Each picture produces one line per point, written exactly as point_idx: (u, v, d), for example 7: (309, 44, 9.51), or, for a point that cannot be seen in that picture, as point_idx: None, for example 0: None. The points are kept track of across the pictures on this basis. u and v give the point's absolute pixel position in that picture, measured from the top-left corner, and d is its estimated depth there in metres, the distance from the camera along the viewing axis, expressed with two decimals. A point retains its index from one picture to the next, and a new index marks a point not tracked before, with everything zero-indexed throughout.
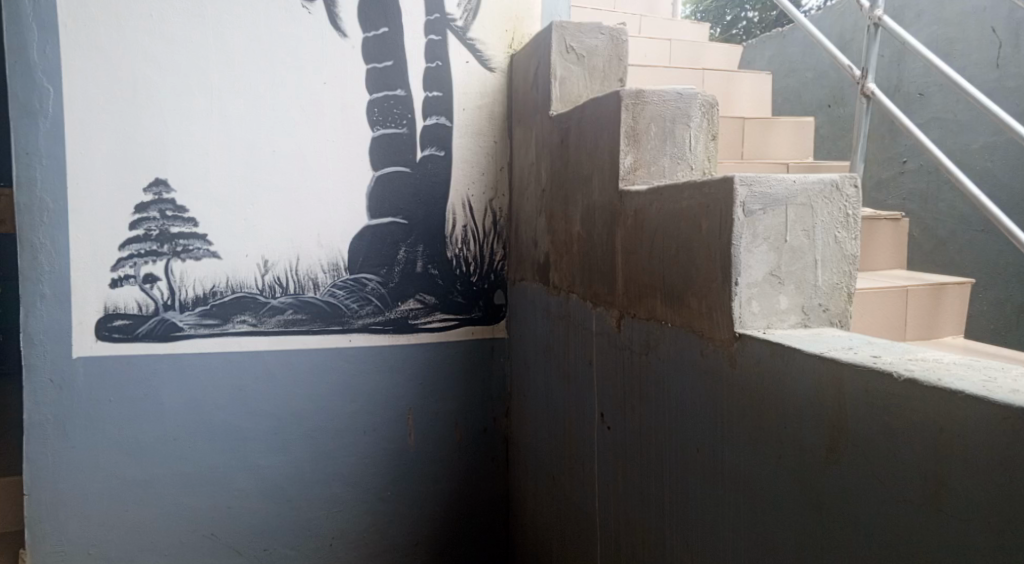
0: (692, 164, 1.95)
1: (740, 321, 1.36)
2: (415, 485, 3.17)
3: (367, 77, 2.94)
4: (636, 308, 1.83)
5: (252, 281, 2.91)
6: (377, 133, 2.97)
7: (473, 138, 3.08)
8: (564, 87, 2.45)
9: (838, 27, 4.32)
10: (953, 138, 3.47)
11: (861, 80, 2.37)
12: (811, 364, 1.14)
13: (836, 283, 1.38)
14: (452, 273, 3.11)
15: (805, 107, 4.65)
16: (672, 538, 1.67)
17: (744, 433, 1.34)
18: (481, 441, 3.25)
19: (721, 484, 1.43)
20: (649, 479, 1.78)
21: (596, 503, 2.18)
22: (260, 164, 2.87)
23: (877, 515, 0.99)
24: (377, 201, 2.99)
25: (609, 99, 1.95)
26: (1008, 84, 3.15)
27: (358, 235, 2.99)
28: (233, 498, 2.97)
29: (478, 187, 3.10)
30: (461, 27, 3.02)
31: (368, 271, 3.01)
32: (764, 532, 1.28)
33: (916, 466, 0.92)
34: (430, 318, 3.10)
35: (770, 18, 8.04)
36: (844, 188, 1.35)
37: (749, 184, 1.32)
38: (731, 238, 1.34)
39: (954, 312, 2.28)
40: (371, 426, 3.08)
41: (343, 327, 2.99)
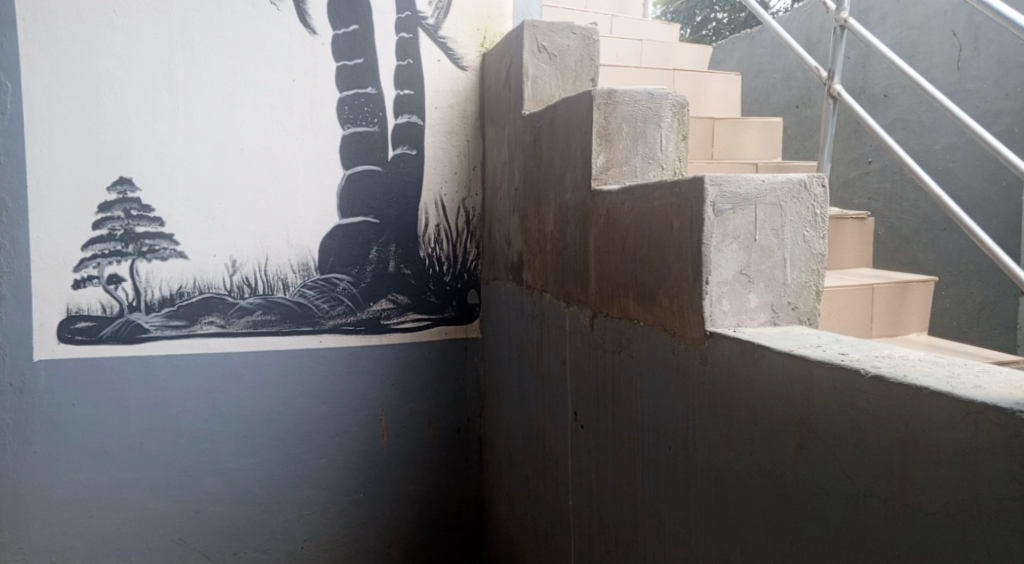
0: (663, 164, 1.96)
1: (711, 319, 1.36)
2: (388, 486, 3.14)
3: (337, 75, 2.91)
4: (609, 307, 1.84)
5: (220, 282, 2.85)
6: (348, 131, 2.93)
7: (446, 137, 3.06)
8: (536, 87, 2.45)
9: (805, 29, 4.40)
10: (916, 140, 3.56)
11: (828, 81, 2.41)
12: (780, 362, 1.15)
13: (804, 282, 1.40)
14: (425, 272, 3.08)
15: (773, 108, 4.72)
16: (644, 537, 1.68)
17: (715, 431, 1.35)
18: (455, 442, 3.23)
19: (693, 482, 1.44)
20: (622, 478, 1.79)
21: (569, 502, 2.18)
22: (228, 162, 2.81)
23: (845, 511, 1.00)
24: (348, 200, 2.95)
25: (581, 99, 1.95)
26: (968, 87, 3.24)
27: (329, 235, 2.94)
28: (201, 502, 2.91)
29: (450, 186, 3.08)
30: (433, 26, 3.00)
31: (339, 271, 2.97)
32: (736, 528, 1.29)
33: (883, 462, 0.93)
34: (403, 318, 3.07)
35: (739, 20, 8.17)
36: (812, 188, 1.37)
37: (719, 183, 1.33)
38: (701, 238, 1.35)
39: (918, 308, 2.33)
40: (343, 427, 3.04)
41: (313, 328, 2.95)
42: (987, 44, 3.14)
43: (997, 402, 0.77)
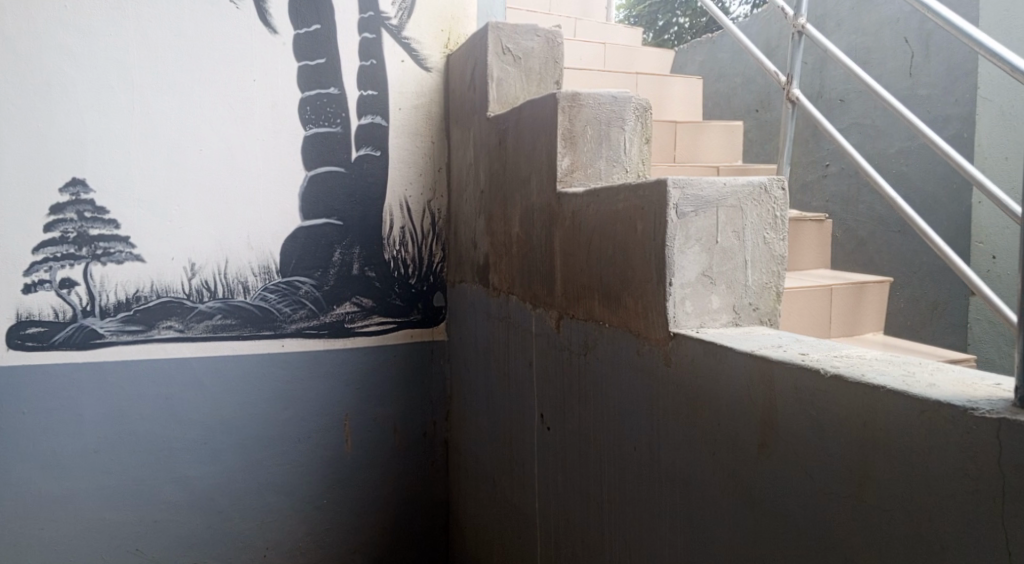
0: (627, 167, 1.97)
1: (674, 320, 1.38)
2: (353, 491, 3.09)
3: (299, 74, 2.85)
4: (575, 308, 1.84)
5: (178, 285, 2.76)
6: (311, 132, 2.88)
7: (410, 138, 3.02)
8: (501, 89, 2.44)
9: (765, 36, 4.49)
10: (871, 144, 3.66)
11: (787, 86, 2.45)
12: (742, 362, 1.17)
13: (765, 283, 1.42)
14: (390, 275, 3.04)
15: (734, 112, 4.81)
16: (610, 538, 1.68)
17: (679, 430, 1.36)
18: (420, 446, 3.19)
19: (658, 482, 1.45)
20: (588, 479, 1.79)
21: (536, 504, 2.17)
22: (187, 163, 2.73)
23: (805, 508, 1.01)
24: (311, 202, 2.90)
25: (545, 101, 1.95)
26: (920, 93, 3.34)
27: (291, 237, 2.88)
28: (159, 511, 2.82)
29: (415, 187, 3.05)
30: (396, 26, 2.97)
31: (301, 274, 2.91)
32: (699, 527, 1.30)
33: (842, 460, 0.94)
34: (368, 321, 3.02)
35: (700, 25, 8.30)
36: (772, 191, 1.39)
37: (682, 186, 1.34)
38: (665, 240, 1.35)
39: (874, 308, 2.39)
40: (306, 432, 2.98)
41: (275, 332, 2.89)
42: (937, 52, 3.24)
43: (951, 400, 0.79)
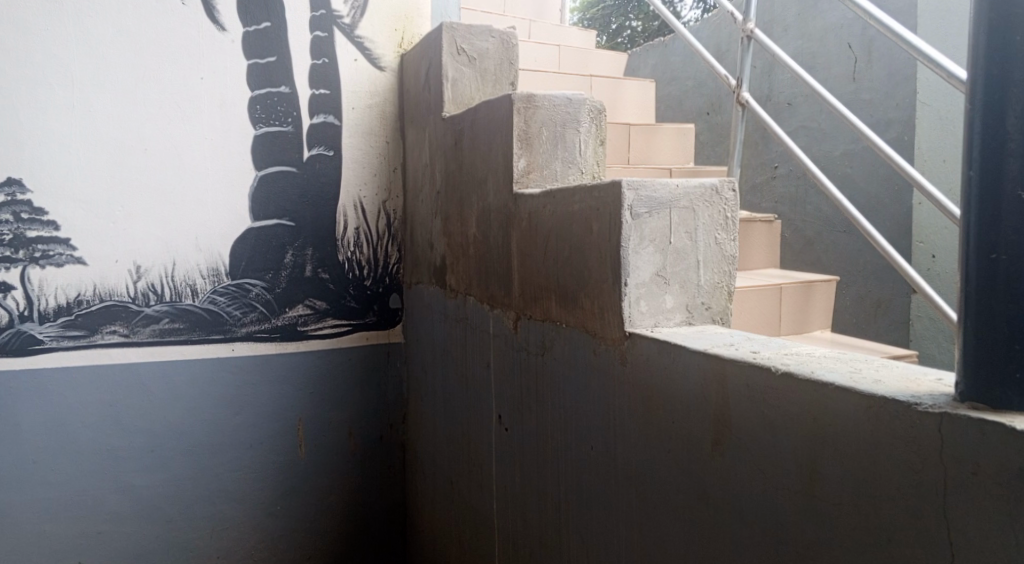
0: (583, 168, 1.97)
1: (630, 320, 1.39)
2: (308, 497, 3.02)
3: (249, 72, 2.77)
4: (532, 309, 1.83)
5: (123, 288, 2.66)
6: (261, 131, 2.80)
7: (364, 137, 2.97)
8: (456, 88, 2.43)
9: (715, 40, 4.58)
10: (818, 147, 3.77)
11: (737, 89, 2.50)
12: (696, 361, 1.18)
13: (717, 283, 1.44)
14: (344, 276, 2.98)
15: (686, 114, 4.90)
16: (568, 538, 1.68)
17: (636, 428, 1.37)
18: (377, 449, 3.14)
19: (615, 482, 1.45)
20: (546, 479, 1.79)
21: (494, 506, 2.16)
22: (131, 162, 2.62)
23: (758, 503, 1.03)
24: (262, 202, 2.82)
25: (500, 102, 1.95)
26: (863, 98, 3.46)
27: (241, 238, 2.80)
28: (103, 523, 2.70)
29: (370, 187, 2.99)
30: (348, 25, 2.91)
31: (252, 276, 2.83)
32: (656, 524, 1.31)
33: (793, 455, 0.96)
34: (322, 324, 2.96)
35: (653, 28, 8.43)
36: (723, 192, 1.41)
37: (636, 187, 1.35)
38: (620, 240, 1.36)
39: (823, 306, 2.46)
40: (259, 438, 2.90)
41: (225, 336, 2.80)
42: (879, 60, 3.36)
43: (896, 395, 0.81)
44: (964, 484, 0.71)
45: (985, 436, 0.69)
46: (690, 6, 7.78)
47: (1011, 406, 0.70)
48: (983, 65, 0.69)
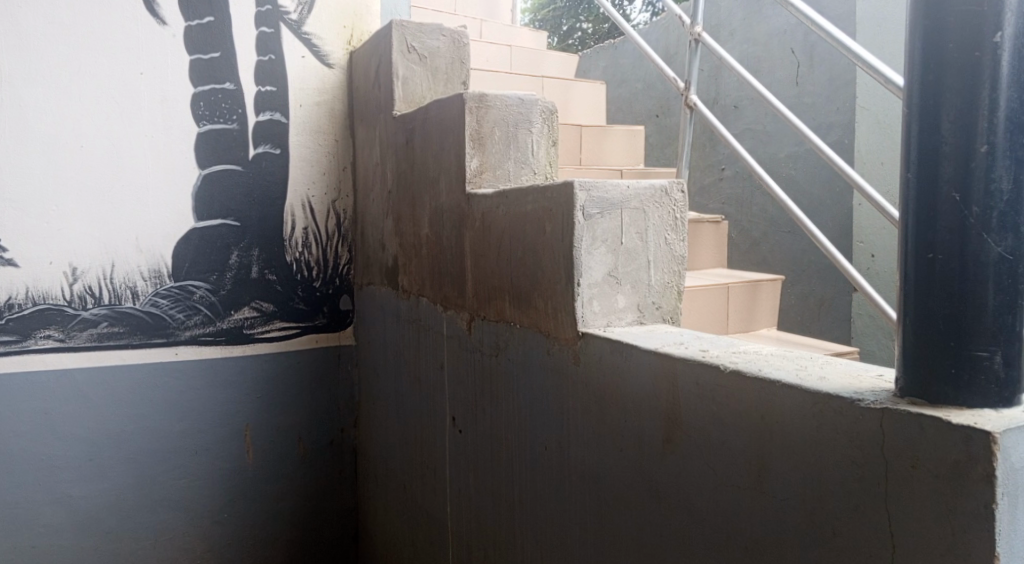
0: (535, 169, 1.97)
1: (583, 320, 1.39)
2: (255, 504, 2.93)
3: (191, 68, 2.68)
4: (486, 309, 1.82)
5: (57, 291, 2.53)
6: (205, 129, 2.71)
7: (312, 136, 2.89)
8: (407, 87, 2.40)
9: (664, 42, 4.66)
10: (763, 149, 3.88)
11: (685, 91, 2.53)
12: (647, 361, 1.19)
13: (667, 283, 1.45)
14: (292, 278, 2.90)
15: (635, 116, 4.97)
16: (522, 540, 1.68)
17: (589, 427, 1.37)
18: (327, 454, 3.07)
19: (567, 480, 1.46)
20: (500, 479, 1.78)
21: (447, 509, 2.14)
22: (65, 161, 2.49)
23: (708, 501, 1.04)
24: (205, 201, 2.72)
25: (452, 102, 1.93)
26: (806, 102, 3.57)
27: (184, 238, 2.70)
28: (36, 537, 2.55)
29: (319, 187, 2.92)
30: (295, 21, 2.83)
31: (195, 278, 2.73)
32: (609, 523, 1.32)
33: (742, 453, 0.98)
34: (269, 327, 2.87)
35: (603, 30, 8.54)
36: (673, 193, 1.42)
37: (588, 188, 1.35)
38: (572, 240, 1.36)
39: (768, 305, 2.52)
40: (203, 444, 2.80)
41: (167, 339, 2.69)
42: (821, 66, 3.47)
43: (840, 392, 0.83)
44: (905, 478, 0.73)
45: (924, 430, 0.71)
46: (639, 9, 7.91)
47: (947, 400, 0.72)
48: (918, 70, 0.72)
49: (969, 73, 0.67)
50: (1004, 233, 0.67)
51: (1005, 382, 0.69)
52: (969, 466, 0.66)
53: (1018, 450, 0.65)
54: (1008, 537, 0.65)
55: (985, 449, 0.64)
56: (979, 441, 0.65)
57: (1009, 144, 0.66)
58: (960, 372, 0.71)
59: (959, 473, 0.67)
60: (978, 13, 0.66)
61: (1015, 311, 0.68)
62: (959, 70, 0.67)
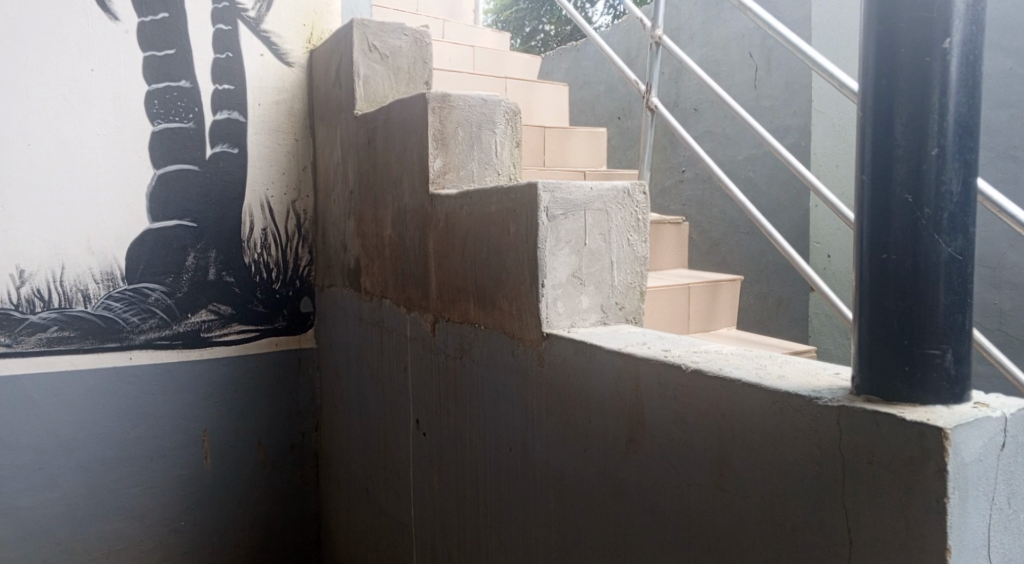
0: (499, 169, 1.96)
1: (547, 321, 1.39)
2: (213, 510, 2.85)
3: (145, 65, 2.59)
4: (450, 311, 1.80)
5: (3, 295, 2.42)
6: (160, 127, 2.63)
7: (271, 135, 2.83)
8: (368, 87, 2.37)
9: (626, 44, 4.71)
10: (722, 151, 3.96)
11: (646, 93, 2.55)
12: (610, 361, 1.19)
13: (629, 283, 1.46)
14: (251, 279, 2.83)
15: (597, 118, 5.01)
16: (486, 541, 1.67)
17: (553, 427, 1.37)
18: (288, 459, 3.00)
19: (532, 481, 1.45)
20: (464, 481, 1.76)
21: (411, 512, 2.12)
22: (12, 159, 2.39)
23: (671, 500, 1.05)
24: (161, 201, 2.64)
25: (414, 100, 1.91)
26: (764, 105, 3.64)
27: (138, 240, 2.61)
28: None
29: (278, 187, 2.85)
30: (254, 18, 2.77)
31: (151, 280, 2.65)
32: (573, 524, 1.32)
33: (703, 451, 0.99)
34: (227, 330, 2.80)
35: (565, 33, 8.60)
36: (635, 195, 1.43)
37: (551, 189, 1.36)
38: (536, 241, 1.36)
39: (728, 305, 2.56)
40: (159, 451, 2.72)
41: (121, 344, 2.61)
42: (778, 70, 3.55)
43: (798, 391, 0.84)
44: (861, 474, 0.75)
45: (879, 427, 0.73)
46: (601, 12, 7.99)
47: (902, 397, 0.74)
48: (872, 75, 0.73)
49: (920, 78, 0.69)
50: (955, 234, 0.69)
51: (956, 379, 0.71)
52: (922, 462, 0.68)
53: (968, 445, 0.67)
54: (959, 530, 0.67)
55: (936, 444, 0.66)
56: (932, 437, 0.67)
57: (958, 149, 0.68)
58: (914, 370, 0.72)
59: (912, 468, 0.69)
60: (929, 19, 0.68)
61: (964, 309, 0.70)
62: (912, 75, 0.69)
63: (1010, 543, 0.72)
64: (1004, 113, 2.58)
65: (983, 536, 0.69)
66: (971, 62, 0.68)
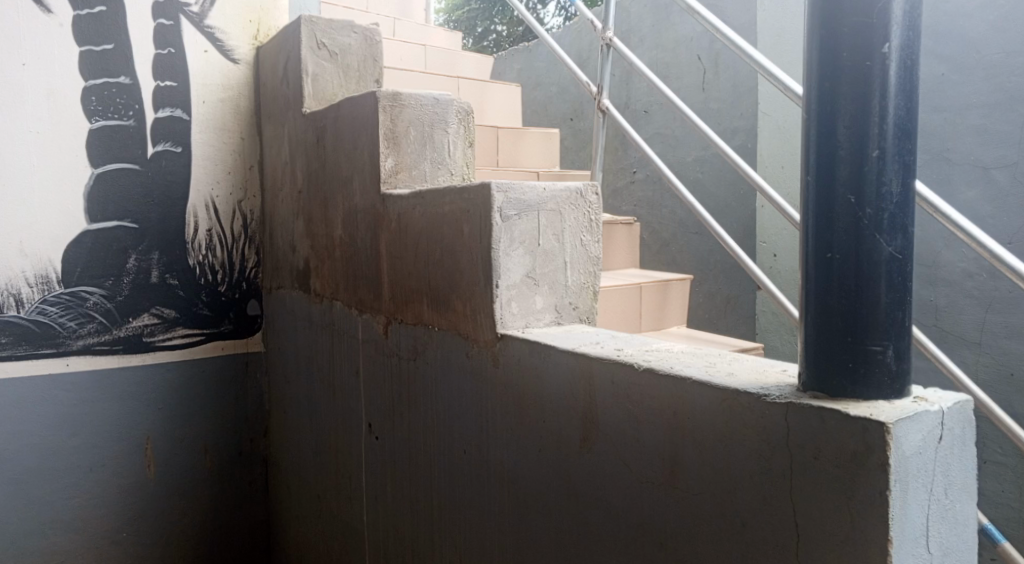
0: (452, 169, 1.95)
1: (501, 322, 1.37)
2: (156, 521, 2.74)
3: (82, 59, 2.47)
4: (403, 313, 1.77)
5: None
6: (98, 125, 2.51)
7: (216, 133, 2.74)
8: (317, 85, 2.31)
9: (577, 45, 4.75)
10: (672, 152, 4.03)
11: (598, 95, 2.56)
12: (564, 361, 1.19)
13: (583, 283, 1.46)
14: (195, 282, 2.73)
15: (549, 119, 5.04)
16: (440, 545, 1.65)
17: (507, 429, 1.36)
18: (236, 466, 2.91)
19: (487, 483, 1.44)
20: (418, 485, 1.74)
21: (363, 518, 2.08)
22: None
23: (625, 499, 1.05)
24: (99, 201, 2.51)
25: (364, 99, 1.88)
26: (712, 107, 3.72)
27: (75, 242, 2.49)
28: None
29: (223, 186, 2.76)
30: (197, 13, 2.67)
31: (89, 283, 2.52)
32: (527, 526, 1.31)
33: (656, 448, 0.99)
34: (170, 334, 2.70)
35: (518, 34, 8.61)
36: (587, 196, 1.44)
37: (505, 190, 1.35)
38: (490, 241, 1.35)
39: (678, 304, 2.61)
40: (99, 461, 2.59)
41: (57, 350, 2.48)
42: (725, 74, 3.64)
43: (747, 388, 0.86)
44: (808, 469, 0.77)
45: (825, 423, 0.74)
46: (553, 14, 8.03)
47: (846, 392, 0.76)
48: (816, 78, 0.75)
49: (861, 82, 0.70)
50: (895, 234, 0.71)
51: (897, 374, 0.73)
52: (865, 456, 0.70)
53: (908, 438, 0.69)
54: (900, 521, 0.68)
55: (880, 439, 0.68)
56: (875, 431, 0.69)
57: (897, 151, 0.70)
58: (857, 366, 0.74)
59: (856, 461, 0.71)
60: (869, 25, 0.70)
61: (904, 307, 0.72)
62: (853, 80, 0.71)
63: (947, 534, 0.74)
64: (938, 117, 2.70)
65: (922, 527, 0.71)
66: (909, 67, 0.70)
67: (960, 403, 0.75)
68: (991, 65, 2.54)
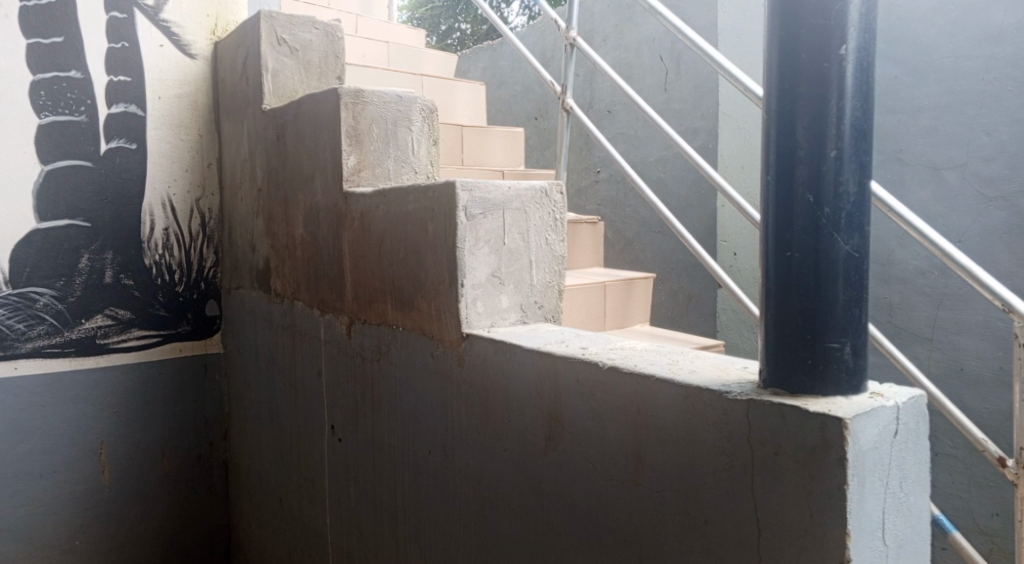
0: (416, 168, 1.93)
1: (466, 321, 1.36)
2: (110, 528, 2.64)
3: (29, 52, 2.37)
4: (366, 312, 1.74)
5: None
6: (47, 120, 2.41)
7: (172, 129, 2.66)
8: (277, 81, 2.27)
9: (541, 44, 4.76)
10: (634, 152, 4.07)
11: (562, 95, 2.57)
12: (530, 360, 1.19)
13: (548, 282, 1.46)
14: (151, 282, 2.65)
15: (514, 117, 5.04)
16: (405, 547, 1.63)
17: (472, 428, 1.35)
18: (194, 470, 2.84)
19: (451, 483, 1.43)
20: (381, 487, 1.71)
21: (326, 521, 2.04)
22: None
23: (589, 498, 1.06)
24: (49, 199, 2.42)
25: (325, 95, 1.84)
26: (675, 106, 3.77)
27: (23, 241, 2.38)
28: None
29: (181, 184, 2.69)
30: (151, 7, 2.59)
31: (38, 284, 2.43)
32: (493, 525, 1.30)
33: (620, 446, 1.00)
34: (125, 336, 2.61)
35: (482, 32, 8.60)
36: (552, 195, 1.44)
37: (470, 188, 1.34)
38: (455, 240, 1.33)
39: (642, 302, 2.63)
40: (50, 468, 2.49)
41: (3, 354, 2.38)
42: (687, 75, 3.69)
43: (710, 386, 0.86)
44: (768, 464, 0.78)
45: (785, 419, 0.75)
46: (517, 13, 8.04)
47: (805, 389, 0.77)
48: (776, 78, 0.75)
49: (820, 83, 0.71)
50: (852, 233, 0.72)
51: (854, 370, 0.75)
52: (824, 451, 0.71)
53: (865, 434, 0.70)
54: (857, 515, 0.70)
55: (838, 435, 0.69)
56: (834, 427, 0.70)
57: (854, 151, 0.72)
58: (816, 363, 0.75)
59: (816, 456, 0.72)
60: (827, 27, 0.71)
61: (861, 304, 0.74)
62: (813, 80, 0.72)
63: (902, 526, 0.76)
64: (891, 119, 2.78)
65: (879, 520, 0.72)
66: (865, 69, 0.72)
67: (914, 398, 0.77)
68: (941, 69, 2.62)
